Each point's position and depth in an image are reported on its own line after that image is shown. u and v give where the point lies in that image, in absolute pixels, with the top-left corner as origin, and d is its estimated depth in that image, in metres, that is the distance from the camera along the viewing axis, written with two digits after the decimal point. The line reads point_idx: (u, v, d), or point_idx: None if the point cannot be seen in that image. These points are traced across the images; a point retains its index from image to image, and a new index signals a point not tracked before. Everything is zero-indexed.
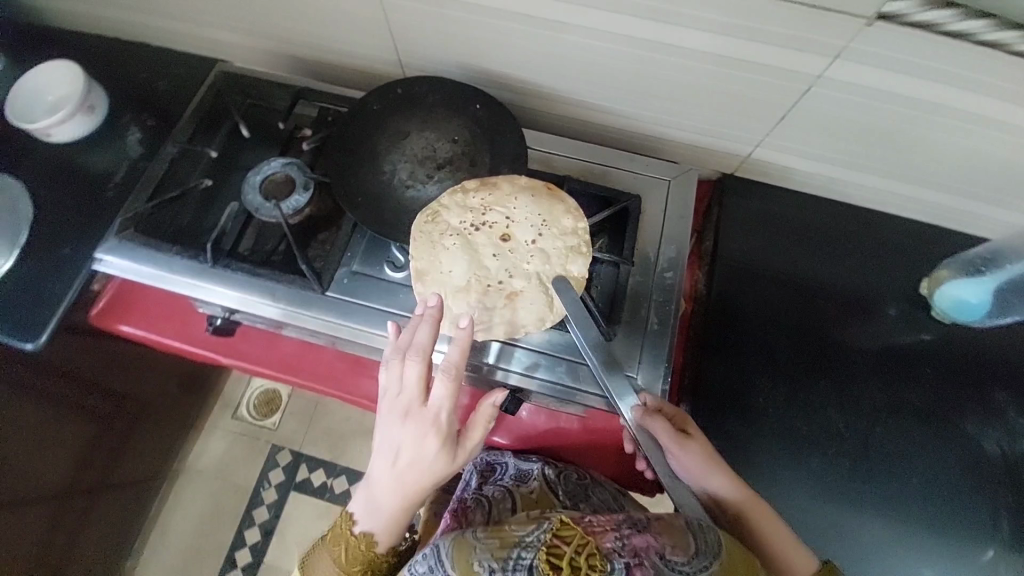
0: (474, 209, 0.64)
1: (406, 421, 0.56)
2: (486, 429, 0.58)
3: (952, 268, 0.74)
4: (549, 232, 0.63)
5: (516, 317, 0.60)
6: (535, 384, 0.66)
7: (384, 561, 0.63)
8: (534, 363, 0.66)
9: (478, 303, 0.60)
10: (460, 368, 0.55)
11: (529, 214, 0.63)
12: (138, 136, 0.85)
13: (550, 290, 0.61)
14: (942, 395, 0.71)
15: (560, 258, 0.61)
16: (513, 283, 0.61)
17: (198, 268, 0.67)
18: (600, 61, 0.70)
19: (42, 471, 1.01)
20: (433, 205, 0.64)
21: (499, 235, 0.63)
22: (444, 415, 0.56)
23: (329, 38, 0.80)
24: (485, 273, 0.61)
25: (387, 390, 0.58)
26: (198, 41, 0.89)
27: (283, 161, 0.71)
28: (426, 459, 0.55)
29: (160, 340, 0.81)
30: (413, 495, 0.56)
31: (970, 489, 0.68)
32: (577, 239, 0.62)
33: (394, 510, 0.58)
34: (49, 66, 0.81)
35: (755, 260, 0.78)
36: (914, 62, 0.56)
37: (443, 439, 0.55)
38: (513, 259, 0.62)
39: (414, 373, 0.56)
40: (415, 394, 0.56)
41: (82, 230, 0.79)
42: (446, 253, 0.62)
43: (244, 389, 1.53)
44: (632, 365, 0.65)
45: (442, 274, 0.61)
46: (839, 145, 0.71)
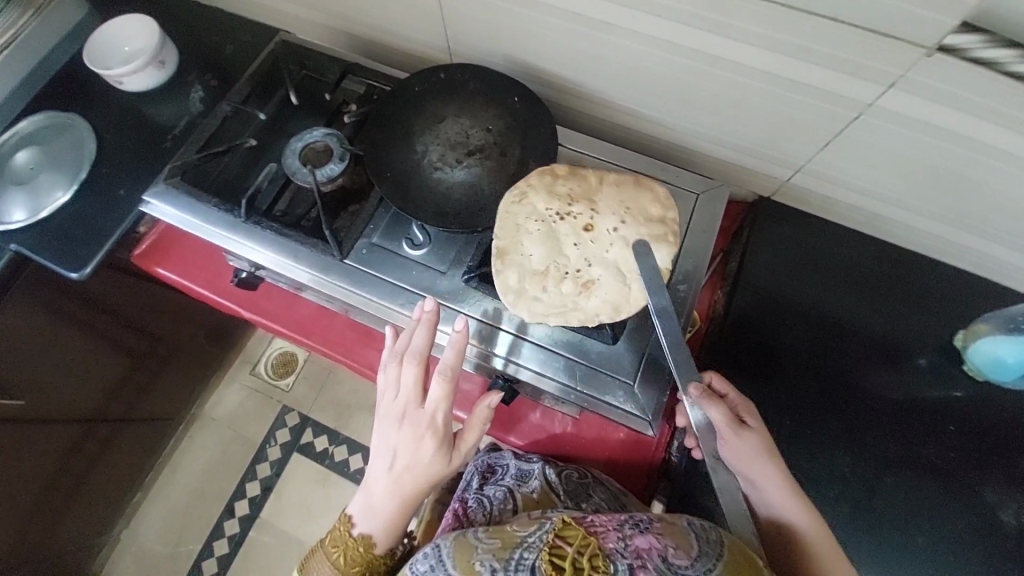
0: (560, 197, 0.64)
1: (403, 425, 0.60)
2: (479, 430, 0.63)
3: (991, 323, 0.68)
4: (633, 221, 0.63)
5: (592, 306, 0.61)
6: (547, 383, 0.66)
7: (382, 563, 0.66)
8: (546, 361, 0.65)
9: (556, 291, 0.61)
10: (455, 371, 0.60)
11: (613, 204, 0.64)
12: (200, 94, 0.91)
13: (628, 281, 0.61)
14: (962, 456, 0.67)
15: (643, 246, 0.61)
16: (592, 273, 0.62)
17: (232, 221, 0.70)
18: (644, 66, 0.70)
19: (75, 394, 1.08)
20: (521, 186, 0.65)
21: (582, 225, 0.63)
22: (440, 416, 0.60)
23: (383, 19, 0.82)
24: (564, 260, 0.62)
25: (386, 392, 0.63)
26: (264, 10, 0.94)
27: (325, 132, 0.73)
28: (423, 459, 0.60)
29: (190, 287, 0.86)
30: (411, 493, 0.61)
31: (978, 559, 0.63)
32: (663, 231, 0.62)
33: (389, 508, 0.62)
34: (131, 20, 0.88)
35: (779, 287, 0.76)
36: (974, 100, 0.53)
37: (439, 440, 0.60)
38: (593, 247, 0.62)
39: (412, 376, 0.61)
40: (412, 396, 0.61)
41: (138, 174, 0.85)
42: (528, 237, 0.63)
43: (265, 348, 1.59)
44: (630, 373, 0.65)
45: (522, 257, 0.62)
46: (883, 179, 0.68)
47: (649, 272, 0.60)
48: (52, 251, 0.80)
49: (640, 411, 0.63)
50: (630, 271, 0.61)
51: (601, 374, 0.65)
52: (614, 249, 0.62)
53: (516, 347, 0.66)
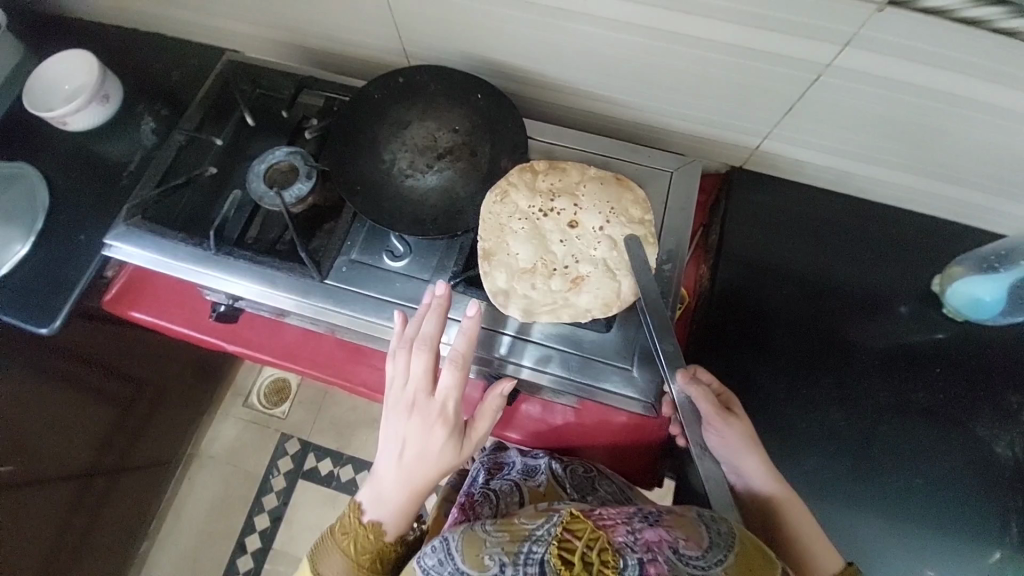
0: (542, 193, 0.64)
1: (412, 414, 0.58)
2: (492, 419, 0.62)
3: (966, 265, 0.71)
4: (617, 219, 0.63)
5: (582, 302, 0.61)
6: (546, 378, 0.65)
7: (392, 550, 0.64)
8: (546, 357, 0.65)
9: (543, 286, 0.61)
10: (466, 358, 0.59)
11: (597, 201, 0.64)
12: (152, 125, 0.87)
13: (617, 278, 0.61)
14: (953, 396, 0.69)
15: (627, 245, 0.61)
16: (580, 270, 0.62)
17: (202, 255, 0.68)
18: (603, 50, 0.69)
19: (61, 452, 1.04)
20: (502, 183, 0.64)
21: (567, 221, 0.63)
22: (451, 405, 0.59)
23: (335, 28, 0.80)
24: (551, 257, 0.62)
25: (395, 381, 0.61)
26: (209, 32, 0.90)
27: (287, 150, 0.71)
28: (434, 449, 0.58)
29: (169, 326, 0.83)
30: (422, 484, 0.59)
31: (979, 494, 0.66)
32: (645, 229, 0.62)
33: (400, 498, 0.60)
34: (69, 57, 0.84)
35: (761, 256, 0.77)
36: (928, 49, 0.54)
37: (451, 428, 0.58)
38: (580, 245, 0.62)
39: (422, 362, 0.59)
40: (423, 383, 0.59)
41: (98, 218, 0.82)
42: (513, 236, 0.62)
43: (255, 377, 1.56)
44: (628, 359, 0.65)
45: (509, 256, 0.62)
46: (849, 137, 0.69)
47: (638, 267, 0.61)
48: (17, 309, 0.76)
49: (641, 394, 0.64)
50: (619, 269, 0.61)
51: (595, 362, 0.65)
52: (603, 247, 0.62)
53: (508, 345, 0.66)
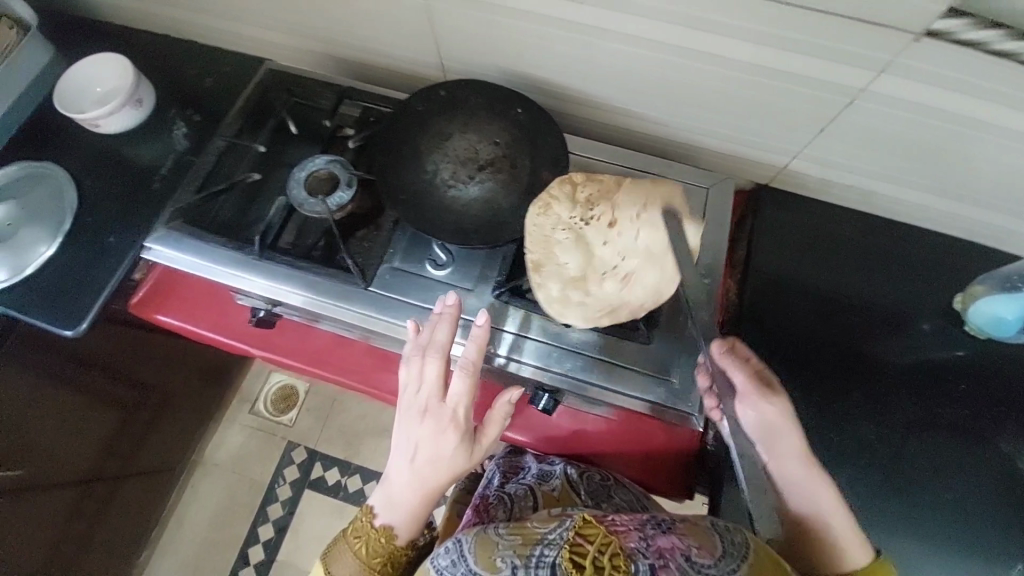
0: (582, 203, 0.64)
1: (425, 420, 0.58)
2: (501, 424, 0.62)
3: (987, 284, 0.73)
4: (653, 207, 0.62)
5: (635, 295, 0.63)
6: (548, 377, 0.67)
7: (402, 554, 0.64)
8: (547, 355, 0.67)
9: (597, 292, 0.63)
10: (477, 366, 0.60)
11: (632, 199, 0.63)
12: (183, 131, 0.87)
13: (663, 264, 0.62)
14: (976, 412, 0.71)
15: (667, 227, 0.62)
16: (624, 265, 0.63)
17: (243, 259, 0.69)
18: (641, 68, 0.71)
19: (68, 457, 1.02)
20: (544, 196, 0.64)
21: (606, 224, 0.63)
22: (462, 411, 0.59)
23: (374, 39, 0.81)
24: (598, 262, 0.64)
25: (407, 387, 0.61)
26: (243, 39, 0.91)
27: (328, 158, 0.72)
28: (445, 454, 0.58)
29: (195, 331, 0.83)
30: (433, 488, 0.60)
31: (1004, 508, 0.67)
32: (680, 207, 0.63)
33: (413, 502, 0.60)
34: (100, 59, 0.83)
35: (787, 272, 0.79)
36: (961, 78, 0.57)
37: (462, 435, 0.59)
38: (622, 243, 0.63)
39: (434, 370, 0.60)
40: (434, 390, 0.59)
41: (127, 220, 0.81)
42: (560, 247, 0.63)
43: (262, 384, 1.54)
44: (670, 372, 0.67)
45: (558, 265, 0.63)
46: (876, 158, 0.71)
47: (679, 248, 0.61)
48: (43, 311, 0.75)
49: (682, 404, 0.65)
50: (663, 253, 0.62)
51: (639, 375, 0.66)
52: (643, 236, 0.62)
53: (554, 357, 0.67)
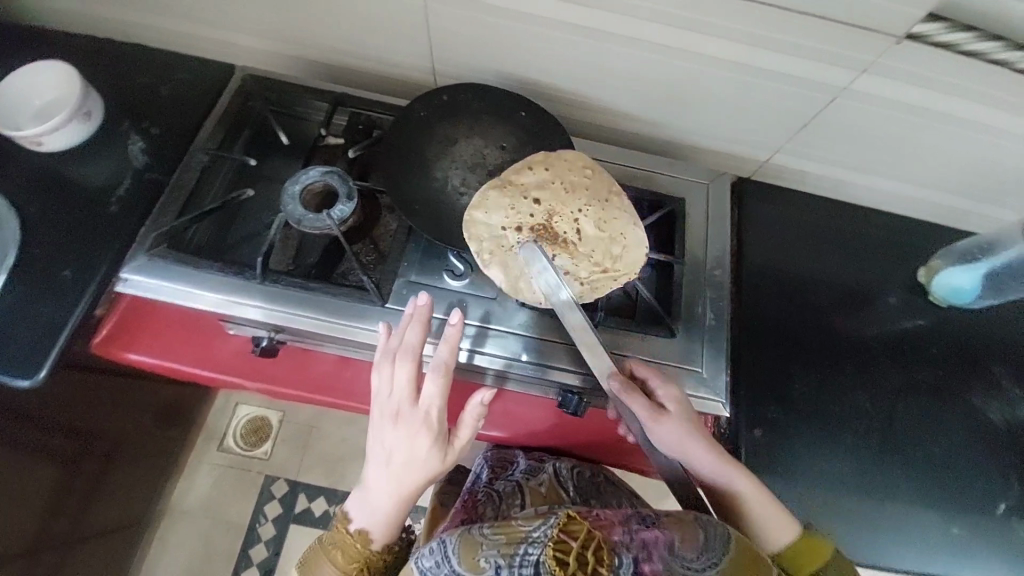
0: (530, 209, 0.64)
1: (397, 425, 0.56)
2: (475, 425, 0.58)
3: (946, 259, 0.82)
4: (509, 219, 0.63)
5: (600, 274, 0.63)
6: (512, 368, 0.66)
7: (379, 558, 0.64)
8: (512, 345, 0.67)
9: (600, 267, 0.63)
10: (451, 366, 0.57)
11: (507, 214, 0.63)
12: (141, 145, 0.76)
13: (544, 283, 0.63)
14: (948, 371, 0.79)
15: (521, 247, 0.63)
16: (540, 194, 0.64)
17: (243, 284, 0.64)
18: (639, 71, 0.73)
19: (29, 527, 0.89)
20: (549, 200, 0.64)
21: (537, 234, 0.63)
22: (434, 413, 0.56)
23: (361, 44, 0.78)
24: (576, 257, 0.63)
25: (379, 393, 0.58)
26: (205, 44, 0.83)
27: (322, 170, 0.68)
28: (418, 458, 0.56)
29: (174, 367, 0.74)
30: (410, 491, 0.58)
31: (985, 454, 0.74)
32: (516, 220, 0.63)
33: (390, 506, 0.59)
34: (30, 72, 0.72)
35: (776, 259, 0.83)
36: (932, 75, 0.64)
37: (436, 438, 0.56)
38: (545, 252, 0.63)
39: (405, 373, 0.57)
40: (405, 394, 0.57)
41: (84, 248, 0.70)
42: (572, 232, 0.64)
43: (229, 418, 1.42)
44: (696, 362, 0.70)
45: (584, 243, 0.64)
46: (851, 149, 0.78)
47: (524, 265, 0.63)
48: None
49: (714, 393, 0.68)
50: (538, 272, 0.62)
51: (670, 368, 0.69)
52: (501, 224, 0.63)
53: (580, 359, 0.67)
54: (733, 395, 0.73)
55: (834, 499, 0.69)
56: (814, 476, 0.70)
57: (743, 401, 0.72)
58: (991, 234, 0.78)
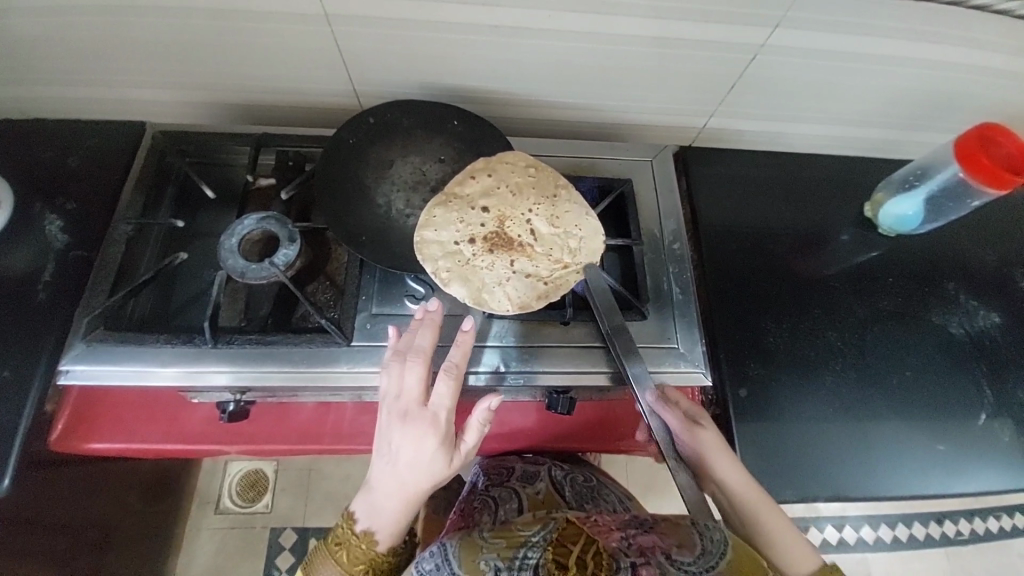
0: (478, 217, 0.63)
1: (405, 424, 0.54)
2: (481, 431, 0.58)
3: (887, 190, 0.85)
4: (460, 232, 0.63)
5: (561, 268, 0.63)
6: (504, 382, 0.65)
7: (385, 561, 0.60)
8: (501, 359, 0.66)
9: (560, 262, 0.63)
10: (461, 369, 0.57)
11: (458, 226, 0.63)
12: (59, 223, 0.71)
13: (507, 287, 0.61)
14: (909, 296, 0.82)
15: (476, 256, 0.62)
16: (488, 201, 0.64)
17: (196, 351, 0.61)
18: (564, 61, 0.72)
19: None
20: (497, 205, 0.64)
21: (491, 241, 0.63)
22: (444, 415, 0.55)
23: (274, 78, 0.74)
24: (534, 255, 0.63)
25: (386, 394, 0.57)
26: (109, 104, 0.78)
27: (257, 218, 0.65)
28: (424, 459, 0.54)
29: (146, 447, 0.71)
30: (416, 495, 0.56)
31: (955, 369, 0.78)
32: (467, 231, 0.63)
33: (394, 510, 0.57)
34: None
35: (732, 220, 0.84)
36: (842, 19, 0.65)
37: (442, 440, 0.55)
38: (502, 257, 0.63)
39: (416, 374, 0.56)
40: (415, 395, 0.56)
41: (15, 344, 0.64)
42: (526, 233, 0.64)
43: (221, 479, 1.36)
44: (671, 337, 0.71)
45: (540, 240, 0.64)
46: (780, 101, 0.79)
47: (481, 274, 0.62)
48: None
49: (694, 366, 0.69)
50: (498, 278, 0.62)
51: (648, 350, 0.69)
52: (454, 238, 0.62)
53: (558, 358, 0.67)
54: (713, 361, 0.73)
55: (826, 443, 0.71)
56: (804, 424, 0.72)
57: (724, 366, 0.73)
58: (922, 158, 0.80)
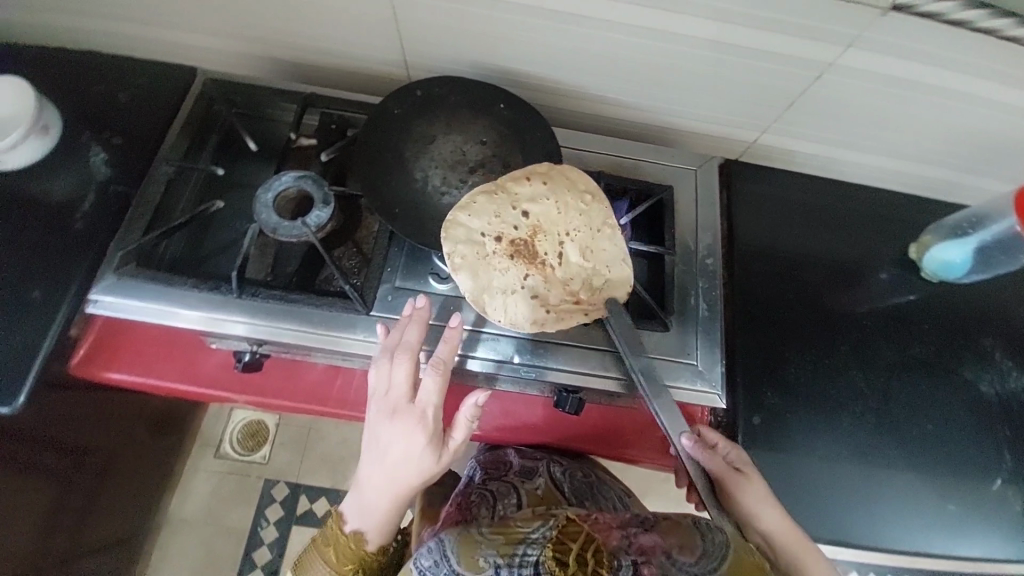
0: (513, 221, 0.62)
1: (394, 420, 0.56)
2: (469, 427, 0.58)
3: (936, 234, 0.81)
4: (492, 225, 0.61)
5: (565, 301, 0.62)
6: (506, 371, 0.65)
7: (374, 560, 0.66)
8: (508, 349, 0.66)
9: (574, 296, 0.62)
10: (448, 365, 0.57)
11: (492, 219, 0.61)
12: (103, 156, 0.73)
13: (510, 300, 0.61)
14: (941, 346, 0.79)
15: (494, 256, 0.61)
16: (530, 207, 0.62)
17: (221, 299, 0.62)
18: (620, 56, 0.70)
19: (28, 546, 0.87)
20: (538, 218, 0.63)
21: (515, 249, 0.62)
22: (431, 411, 0.56)
23: (328, 38, 0.74)
24: (551, 279, 0.62)
25: (376, 390, 0.58)
26: (163, 45, 0.79)
27: (295, 175, 0.65)
28: (413, 455, 0.56)
29: (159, 384, 0.72)
30: (406, 490, 0.58)
31: (977, 428, 0.75)
32: (498, 228, 0.62)
33: (386, 503, 0.59)
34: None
35: (768, 242, 0.82)
36: (919, 46, 0.62)
37: (431, 437, 0.56)
38: (519, 270, 0.62)
39: (403, 371, 0.57)
40: (403, 391, 0.56)
41: (49, 267, 0.66)
42: (553, 255, 0.63)
43: (225, 424, 1.40)
44: (691, 353, 0.69)
45: (565, 269, 0.63)
46: (837, 126, 0.76)
47: (494, 277, 0.61)
48: None
49: (711, 385, 0.68)
50: (508, 288, 0.61)
51: (664, 363, 0.68)
52: (482, 229, 0.61)
53: (571, 357, 0.66)
54: (727, 383, 0.72)
55: (831, 483, 0.70)
56: (810, 461, 0.70)
57: (739, 389, 0.71)
58: (979, 206, 0.77)
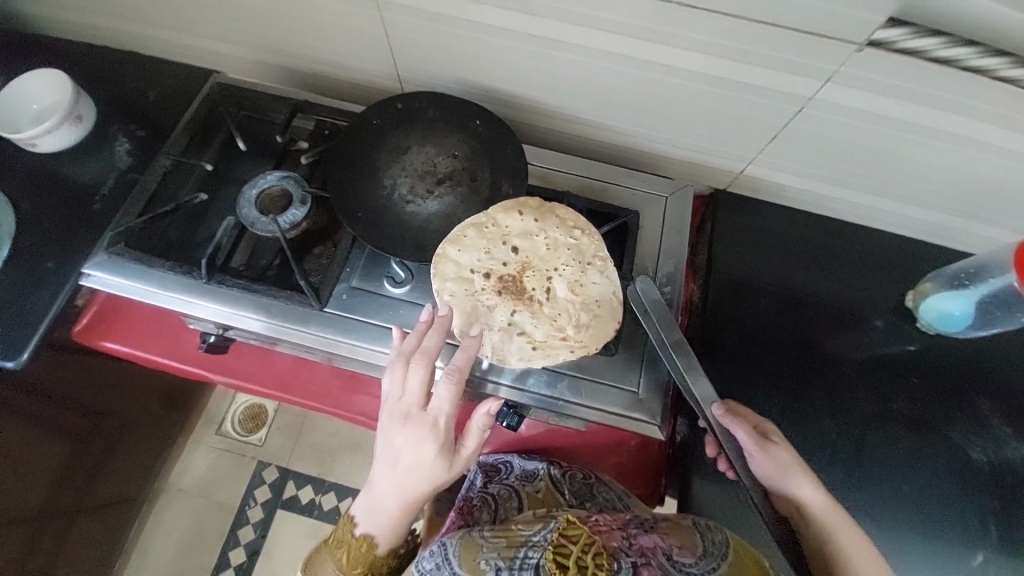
0: (498, 255, 0.64)
1: (406, 426, 0.56)
2: (481, 436, 0.59)
3: (937, 282, 0.76)
4: (479, 256, 0.64)
5: (547, 335, 0.62)
6: (524, 396, 0.67)
7: (384, 563, 0.65)
8: (523, 374, 0.68)
9: (559, 330, 0.62)
10: (464, 374, 0.57)
11: (478, 252, 0.64)
12: (126, 146, 0.80)
13: (495, 333, 0.62)
14: (931, 404, 0.73)
15: (480, 290, 0.63)
16: (519, 243, 0.65)
17: (191, 283, 0.67)
18: (597, 80, 0.71)
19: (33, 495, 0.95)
20: (525, 252, 0.65)
21: (502, 282, 0.64)
22: (444, 419, 0.56)
23: (327, 50, 0.79)
24: (539, 313, 0.63)
25: (389, 395, 0.58)
26: (189, 51, 0.87)
27: (279, 174, 0.71)
28: (424, 463, 0.57)
29: (147, 358, 0.79)
30: (415, 498, 0.59)
31: (962, 496, 0.69)
32: (491, 262, 0.64)
33: (393, 511, 0.60)
34: (18, 82, 0.77)
35: (747, 275, 0.79)
36: (905, 86, 0.59)
37: (441, 446, 0.56)
38: (504, 303, 0.63)
39: (418, 378, 0.57)
40: (416, 398, 0.57)
41: (65, 242, 0.74)
42: (539, 288, 0.64)
43: (229, 403, 1.48)
44: (633, 380, 0.67)
45: (552, 306, 0.63)
46: (828, 163, 0.73)
47: (479, 309, 0.63)
48: None
49: (651, 417, 0.66)
50: (493, 321, 0.63)
51: (605, 388, 0.67)
52: (472, 265, 0.64)
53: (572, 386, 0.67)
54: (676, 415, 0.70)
55: None
56: None
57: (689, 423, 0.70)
58: (979, 257, 0.72)
